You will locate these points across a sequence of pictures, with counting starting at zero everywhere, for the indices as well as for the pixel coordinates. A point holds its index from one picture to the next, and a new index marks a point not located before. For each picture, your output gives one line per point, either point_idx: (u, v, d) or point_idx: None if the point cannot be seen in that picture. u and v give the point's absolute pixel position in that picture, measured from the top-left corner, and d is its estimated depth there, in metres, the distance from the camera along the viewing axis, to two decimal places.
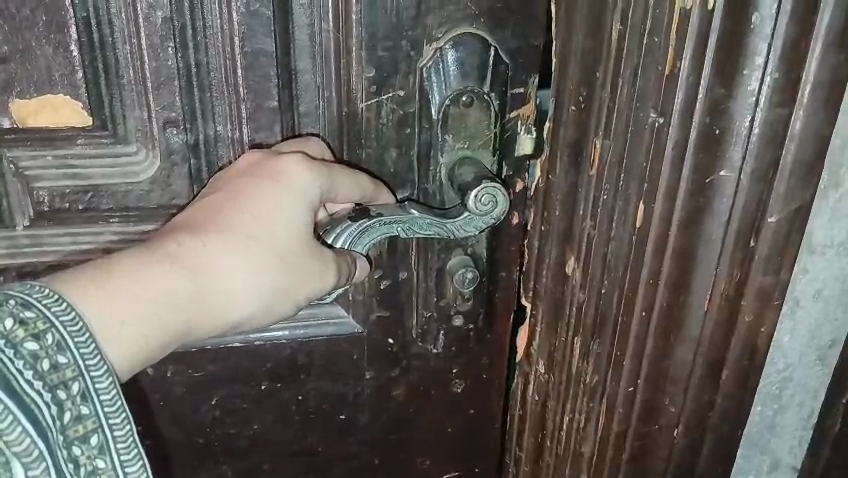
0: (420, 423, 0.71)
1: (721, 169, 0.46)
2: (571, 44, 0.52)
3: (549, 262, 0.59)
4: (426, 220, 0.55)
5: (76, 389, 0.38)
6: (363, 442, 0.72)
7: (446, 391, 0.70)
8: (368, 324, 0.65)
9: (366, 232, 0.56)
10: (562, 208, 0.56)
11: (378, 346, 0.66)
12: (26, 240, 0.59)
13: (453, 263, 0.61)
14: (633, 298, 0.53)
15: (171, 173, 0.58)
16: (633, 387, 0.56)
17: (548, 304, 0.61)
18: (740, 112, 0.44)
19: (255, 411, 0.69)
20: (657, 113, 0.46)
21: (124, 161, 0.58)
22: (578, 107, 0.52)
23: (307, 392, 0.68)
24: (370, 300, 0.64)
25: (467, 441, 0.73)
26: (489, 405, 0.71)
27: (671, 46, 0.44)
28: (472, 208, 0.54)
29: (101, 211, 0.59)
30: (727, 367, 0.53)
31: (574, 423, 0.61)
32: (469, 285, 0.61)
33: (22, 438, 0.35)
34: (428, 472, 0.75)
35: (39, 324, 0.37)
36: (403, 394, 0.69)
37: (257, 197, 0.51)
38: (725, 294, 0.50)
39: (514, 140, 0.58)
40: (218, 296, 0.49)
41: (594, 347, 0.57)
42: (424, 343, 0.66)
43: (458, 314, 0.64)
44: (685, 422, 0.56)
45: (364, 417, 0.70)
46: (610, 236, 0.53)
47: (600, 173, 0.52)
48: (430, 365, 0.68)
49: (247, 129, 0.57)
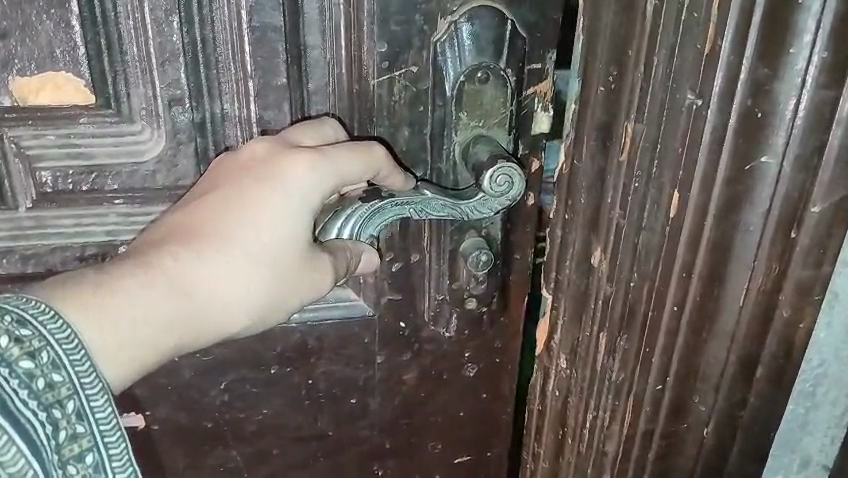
0: (430, 407, 0.69)
1: (762, 155, 0.43)
2: (600, 22, 0.49)
3: (573, 252, 0.56)
4: (438, 201, 0.52)
5: (72, 407, 0.36)
6: (374, 427, 0.69)
7: (458, 375, 0.67)
8: (379, 307, 0.63)
9: (377, 213, 0.53)
10: (588, 195, 0.53)
11: (389, 330, 0.64)
12: (30, 222, 0.56)
13: (466, 250, 0.57)
14: (664, 292, 0.50)
15: (177, 152, 0.56)
16: (662, 385, 0.53)
17: (571, 298, 0.57)
18: (784, 93, 0.41)
19: (266, 395, 0.66)
20: (694, 94, 0.43)
21: (128, 141, 0.55)
22: (607, 88, 0.49)
23: (317, 377, 0.66)
24: (381, 283, 0.61)
25: (478, 425, 0.71)
26: (502, 389, 0.69)
27: (711, 23, 0.41)
28: (488, 189, 0.51)
29: (104, 193, 0.56)
30: (761, 365, 0.50)
31: (597, 422, 0.58)
32: (484, 267, 0.58)
33: (17, 458, 0.34)
34: (438, 456, 0.72)
35: (34, 343, 0.35)
36: (414, 379, 0.67)
37: (258, 199, 0.49)
38: (761, 288, 0.47)
39: (530, 118, 0.55)
40: (213, 306, 0.48)
41: (621, 344, 0.54)
42: (436, 327, 0.63)
43: (472, 298, 0.60)
44: (715, 422, 0.53)
45: (375, 401, 0.68)
46: (640, 227, 0.49)
47: (630, 160, 0.49)
48: (442, 349, 0.65)
49: (254, 107, 0.54)
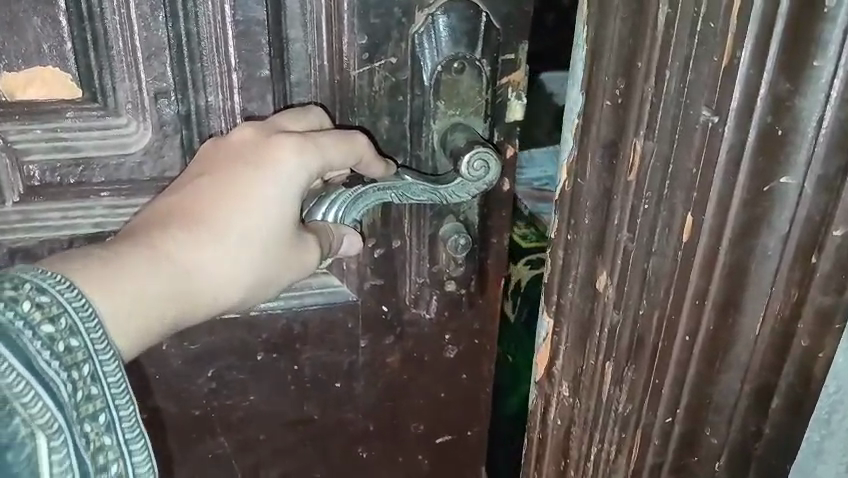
0: (413, 389, 0.69)
1: (782, 176, 0.40)
2: (606, 32, 0.45)
3: (576, 274, 0.52)
4: (419, 185, 0.53)
5: (87, 370, 0.38)
6: (361, 412, 0.70)
7: (441, 357, 0.68)
8: (362, 292, 0.63)
9: (360, 199, 0.53)
10: (593, 216, 0.49)
11: (371, 315, 0.65)
12: (17, 216, 0.56)
13: (445, 235, 0.59)
14: (675, 321, 0.46)
15: (163, 144, 0.56)
16: (672, 418, 0.50)
17: (574, 323, 0.54)
18: (806, 109, 0.38)
19: (251, 382, 0.67)
20: (710, 111, 0.40)
21: (114, 134, 0.55)
22: (614, 102, 0.45)
23: (302, 363, 0.67)
24: (363, 269, 0.62)
25: (459, 406, 0.71)
26: (484, 371, 0.70)
27: (730, 34, 0.38)
28: (463, 172, 0.52)
29: (90, 185, 0.56)
30: (777, 394, 0.47)
31: (603, 455, 0.55)
32: (463, 250, 0.59)
33: (44, 411, 0.36)
34: (420, 438, 0.73)
35: (54, 309, 0.38)
36: (397, 362, 0.68)
37: (249, 181, 0.51)
38: (780, 316, 0.44)
39: (505, 106, 0.56)
40: (214, 280, 0.50)
41: (628, 374, 0.50)
42: (417, 309, 0.64)
43: (451, 279, 0.62)
44: (728, 455, 0.50)
45: (360, 384, 0.68)
46: (650, 251, 0.46)
47: (640, 180, 0.45)
48: (423, 332, 0.66)
49: (238, 99, 0.55)
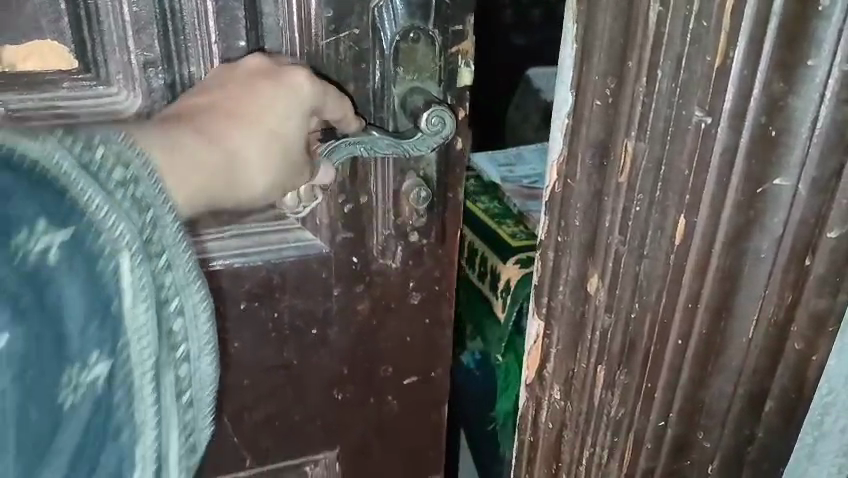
0: (382, 334, 0.61)
1: (776, 178, 0.40)
2: (595, 30, 0.43)
3: (567, 277, 0.51)
4: (385, 140, 0.49)
5: (156, 216, 0.34)
6: (333, 356, 0.61)
7: (409, 303, 0.60)
8: (335, 243, 0.56)
9: (333, 153, 0.49)
10: (583, 218, 0.48)
11: (342, 267, 0.57)
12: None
13: (408, 187, 0.54)
14: (668, 324, 0.45)
15: (151, 110, 0.49)
16: (664, 421, 0.49)
17: (565, 327, 0.52)
18: (799, 109, 0.38)
19: (230, 331, 0.57)
20: (703, 112, 0.39)
21: (107, 102, 0.49)
22: (605, 102, 0.44)
23: (282, 311, 0.58)
24: (336, 223, 0.55)
25: (425, 351, 0.63)
26: (446, 312, 0.62)
27: (724, 33, 0.37)
28: (422, 128, 0.49)
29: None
30: (771, 398, 0.47)
31: (595, 458, 0.54)
32: (425, 201, 0.55)
33: (124, 243, 0.32)
34: (391, 383, 0.63)
35: (123, 162, 0.33)
36: (366, 309, 0.59)
37: (267, 88, 0.45)
38: (773, 319, 0.44)
39: (454, 75, 0.50)
40: (239, 177, 0.44)
41: (620, 378, 0.49)
42: (383, 260, 0.57)
43: (414, 231, 0.56)
44: (721, 458, 0.50)
45: (334, 331, 0.60)
46: (642, 254, 0.45)
47: (631, 182, 0.43)
48: (391, 281, 0.58)
49: (219, 70, 0.49)
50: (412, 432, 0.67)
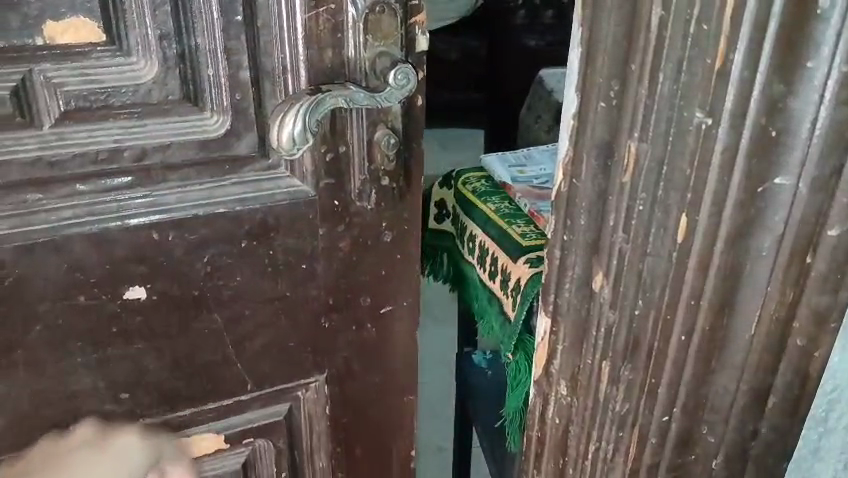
0: (359, 268, 0.64)
1: (776, 176, 0.40)
2: (599, 32, 0.44)
3: (573, 275, 0.52)
4: (362, 94, 0.54)
5: None
6: (319, 288, 0.63)
7: (382, 241, 0.63)
8: (320, 188, 0.58)
9: (321, 106, 0.53)
10: (588, 217, 0.49)
11: (327, 210, 0.59)
12: (32, 141, 0.49)
13: (378, 135, 0.57)
14: (670, 321, 0.46)
15: (167, 76, 0.51)
16: (668, 416, 0.50)
17: (571, 324, 0.53)
18: (799, 110, 0.38)
19: (231, 268, 0.59)
20: (704, 113, 0.40)
21: (132, 73, 0.50)
22: (609, 104, 0.45)
23: (276, 249, 0.59)
24: (318, 166, 0.57)
25: (398, 281, 0.66)
26: (412, 250, 0.65)
27: (723, 36, 0.38)
28: (390, 83, 0.54)
29: (113, 108, 0.50)
30: (774, 394, 0.48)
31: (601, 453, 0.55)
32: (394, 147, 0.58)
33: None
34: (372, 312, 0.67)
35: None
36: (349, 246, 0.62)
37: (104, 455, 0.61)
38: (774, 316, 0.45)
39: (410, 43, 0.56)
40: None
41: (624, 373, 0.50)
42: (360, 201, 0.60)
43: (384, 174, 0.60)
44: (725, 453, 0.51)
45: (321, 267, 0.62)
46: (645, 252, 0.45)
47: (634, 182, 0.44)
48: (369, 222, 0.62)
49: (220, 41, 0.51)
50: (390, 357, 0.70)
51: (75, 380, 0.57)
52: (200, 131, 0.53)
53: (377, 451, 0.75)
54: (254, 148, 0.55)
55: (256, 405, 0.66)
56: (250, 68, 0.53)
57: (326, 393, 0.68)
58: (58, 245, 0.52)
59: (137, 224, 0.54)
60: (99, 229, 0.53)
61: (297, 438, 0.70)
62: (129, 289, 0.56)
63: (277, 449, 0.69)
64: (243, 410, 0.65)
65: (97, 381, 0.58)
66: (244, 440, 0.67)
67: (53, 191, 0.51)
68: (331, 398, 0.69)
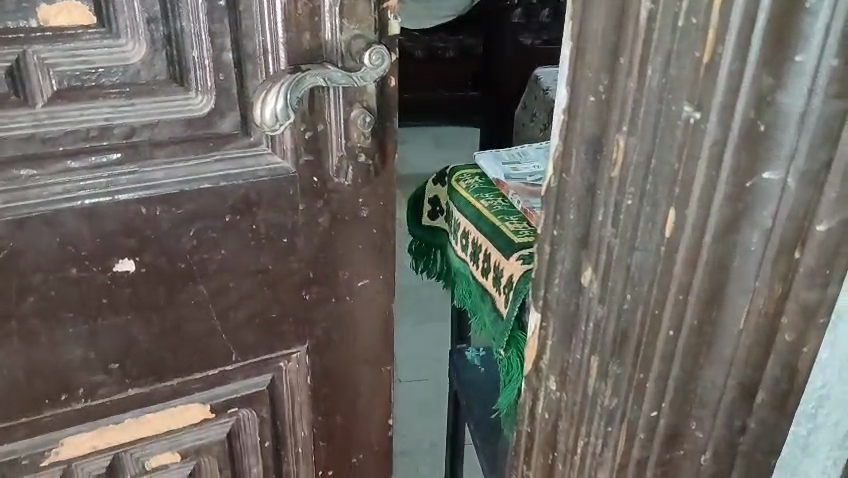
0: (338, 243, 0.64)
1: (764, 171, 0.40)
2: (589, 26, 0.44)
3: (562, 269, 0.52)
4: (341, 72, 0.54)
5: None
6: (300, 261, 0.64)
7: (361, 215, 0.64)
8: (300, 165, 0.59)
9: (300, 85, 0.53)
10: (578, 211, 0.49)
11: (307, 187, 0.60)
12: (25, 118, 0.50)
13: (355, 114, 0.58)
14: (659, 316, 0.46)
15: (155, 57, 0.52)
16: (657, 411, 0.50)
17: (560, 318, 0.53)
18: (788, 104, 0.38)
19: (212, 241, 0.59)
20: (692, 107, 0.40)
21: (120, 53, 0.51)
22: (598, 97, 0.45)
23: (257, 222, 0.60)
24: (298, 142, 0.58)
25: (375, 257, 0.67)
26: (390, 223, 0.66)
27: (712, 28, 0.38)
28: (366, 64, 0.55)
29: (102, 88, 0.51)
30: (762, 389, 0.48)
31: (589, 448, 0.55)
32: (369, 127, 0.59)
33: None
34: (351, 288, 0.68)
35: None
36: (328, 220, 0.63)
37: None
38: (763, 310, 0.45)
39: (383, 26, 0.57)
40: None
41: (613, 368, 0.50)
42: (338, 178, 0.61)
43: (361, 153, 0.61)
44: (713, 449, 0.51)
45: (302, 240, 0.63)
46: (634, 246, 0.45)
47: (623, 176, 0.45)
48: (348, 196, 0.63)
49: (206, 23, 0.52)
50: (371, 329, 0.71)
51: (67, 351, 0.58)
52: (187, 109, 0.54)
53: (358, 422, 0.76)
54: (236, 126, 0.56)
55: (236, 376, 0.67)
56: (233, 51, 0.53)
57: (307, 364, 0.69)
58: (49, 221, 0.53)
59: (127, 199, 0.55)
60: (89, 204, 0.54)
61: (279, 407, 0.71)
62: (117, 262, 0.57)
63: (260, 418, 0.70)
64: (228, 379, 0.66)
65: (88, 352, 0.59)
66: (229, 410, 0.68)
67: (45, 168, 0.51)
68: (313, 368, 0.70)
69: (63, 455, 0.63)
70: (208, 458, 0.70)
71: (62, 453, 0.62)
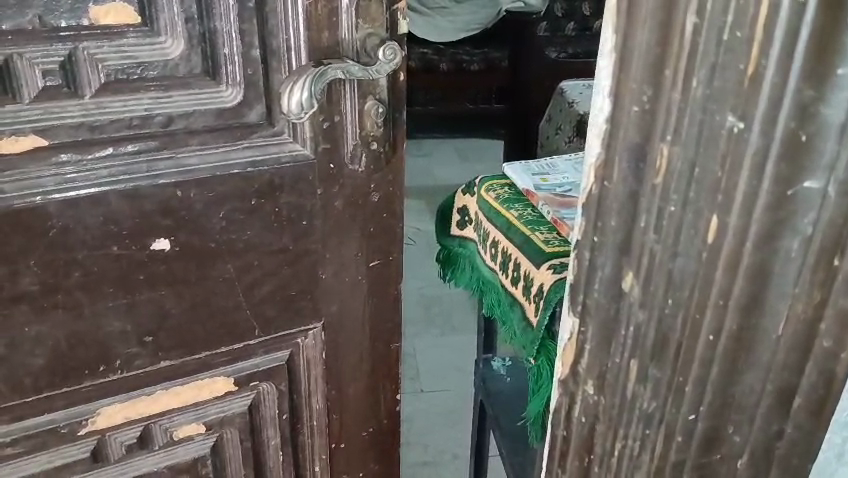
0: (348, 227, 0.80)
1: (804, 180, 0.42)
2: (634, 38, 0.45)
3: (602, 274, 0.53)
4: (357, 66, 0.69)
5: None
6: (317, 241, 0.78)
7: (371, 200, 0.79)
8: (318, 152, 0.73)
9: (322, 76, 0.68)
10: (619, 217, 0.50)
11: (322, 171, 0.75)
12: (75, 109, 0.63)
13: (368, 105, 0.73)
14: (699, 321, 0.48)
15: (191, 51, 0.66)
16: (695, 415, 0.51)
17: (599, 324, 0.54)
18: (831, 114, 0.40)
19: (247, 220, 0.74)
20: (736, 117, 0.41)
21: (158, 48, 0.64)
22: (643, 108, 0.46)
23: (282, 206, 0.75)
24: (317, 136, 0.73)
25: (381, 239, 0.83)
26: (396, 207, 0.82)
27: (757, 41, 0.39)
28: (381, 58, 0.70)
29: (145, 80, 0.65)
30: (799, 394, 0.49)
31: (626, 450, 0.56)
32: (381, 116, 0.74)
33: None
34: (360, 263, 0.82)
35: None
36: (344, 204, 0.78)
37: None
38: (801, 316, 0.46)
39: (396, 25, 0.72)
40: None
41: (652, 371, 0.51)
42: (353, 165, 0.76)
43: (373, 140, 0.76)
44: (749, 453, 0.52)
45: (318, 224, 0.77)
46: (676, 251, 0.47)
47: (667, 183, 0.46)
48: (358, 182, 0.77)
49: (236, 23, 0.66)
50: (375, 307, 0.87)
51: (107, 323, 0.73)
52: (220, 101, 0.68)
53: (367, 395, 0.93)
54: (262, 117, 0.70)
55: (259, 345, 0.82)
56: (260, 49, 0.68)
57: (322, 339, 0.85)
58: (96, 201, 0.67)
59: (164, 183, 0.69)
60: (129, 186, 0.67)
61: (295, 382, 0.87)
62: (154, 242, 0.71)
63: (278, 392, 0.86)
64: (251, 353, 0.82)
65: (125, 325, 0.73)
66: (251, 384, 0.84)
67: (92, 153, 0.65)
68: (324, 345, 0.86)
69: (99, 423, 0.78)
70: (230, 430, 0.87)
71: (98, 422, 0.78)
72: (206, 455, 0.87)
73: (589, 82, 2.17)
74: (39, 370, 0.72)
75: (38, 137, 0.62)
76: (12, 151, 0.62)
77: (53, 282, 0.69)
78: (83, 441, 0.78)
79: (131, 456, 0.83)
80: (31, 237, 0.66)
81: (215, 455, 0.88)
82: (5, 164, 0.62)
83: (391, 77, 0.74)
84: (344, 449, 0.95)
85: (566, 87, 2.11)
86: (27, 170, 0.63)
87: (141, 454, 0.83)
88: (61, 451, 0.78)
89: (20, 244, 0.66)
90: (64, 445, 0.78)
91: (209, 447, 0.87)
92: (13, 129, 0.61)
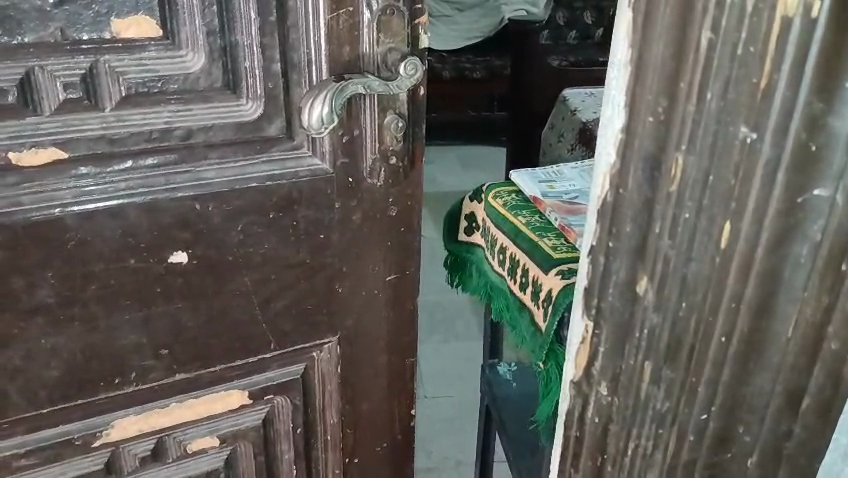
0: (367, 244, 0.81)
1: (814, 188, 0.43)
2: (648, 55, 0.47)
3: (616, 280, 0.54)
4: (377, 81, 0.71)
5: None
6: (334, 255, 0.80)
7: (389, 214, 0.81)
8: (336, 166, 0.75)
9: (344, 91, 0.69)
10: (633, 225, 0.51)
11: (341, 184, 0.77)
12: (94, 121, 0.65)
13: (388, 119, 0.75)
14: (712, 323, 0.50)
15: (212, 65, 0.68)
16: (706, 415, 0.53)
17: (613, 328, 0.56)
18: (839, 125, 0.42)
19: (267, 233, 0.76)
20: (749, 127, 0.43)
21: (179, 62, 0.66)
22: (657, 118, 0.47)
23: (299, 220, 0.76)
24: (336, 149, 0.74)
25: (397, 252, 0.84)
26: (414, 221, 0.83)
27: (769, 57, 0.41)
28: (402, 73, 0.72)
29: (164, 94, 0.67)
30: (808, 396, 0.50)
31: (640, 449, 0.58)
32: (399, 131, 0.76)
33: None
34: (376, 276, 0.84)
35: None
36: (361, 217, 0.79)
37: None
38: (810, 320, 0.47)
39: (417, 41, 0.74)
40: None
41: (666, 373, 0.53)
42: (372, 179, 0.78)
43: (392, 153, 0.77)
44: (760, 453, 0.54)
45: (336, 236, 0.79)
46: (690, 257, 0.49)
47: (681, 191, 0.47)
48: (376, 195, 0.79)
49: (257, 38, 0.68)
50: (388, 321, 0.88)
51: (122, 336, 0.74)
52: (239, 114, 0.70)
53: (379, 410, 0.94)
54: (281, 131, 0.72)
55: (273, 358, 0.83)
56: (280, 63, 0.70)
57: (337, 353, 0.87)
58: (114, 214, 0.68)
59: (183, 196, 0.70)
60: (148, 198, 0.69)
61: (310, 397, 0.89)
62: (172, 255, 0.73)
63: (293, 406, 0.88)
64: (266, 367, 0.83)
65: (141, 337, 0.75)
66: (265, 397, 0.86)
67: (110, 167, 0.67)
68: (340, 359, 0.87)
69: (113, 436, 0.79)
70: (243, 443, 0.88)
71: (111, 435, 0.79)
72: (219, 468, 0.88)
73: (592, 90, 2.18)
74: (55, 381, 0.73)
75: (58, 150, 0.64)
76: (32, 163, 0.64)
77: (70, 294, 0.70)
78: (96, 454, 0.80)
79: (144, 469, 0.84)
80: (50, 248, 0.67)
81: (228, 468, 0.89)
82: (26, 176, 0.64)
83: (409, 91, 0.75)
84: (357, 464, 0.97)
85: (570, 95, 2.12)
86: (47, 184, 0.65)
87: (155, 467, 0.84)
88: (75, 463, 0.79)
89: (40, 255, 0.67)
90: (78, 456, 0.79)
91: (222, 460, 0.88)
92: (34, 142, 0.63)
